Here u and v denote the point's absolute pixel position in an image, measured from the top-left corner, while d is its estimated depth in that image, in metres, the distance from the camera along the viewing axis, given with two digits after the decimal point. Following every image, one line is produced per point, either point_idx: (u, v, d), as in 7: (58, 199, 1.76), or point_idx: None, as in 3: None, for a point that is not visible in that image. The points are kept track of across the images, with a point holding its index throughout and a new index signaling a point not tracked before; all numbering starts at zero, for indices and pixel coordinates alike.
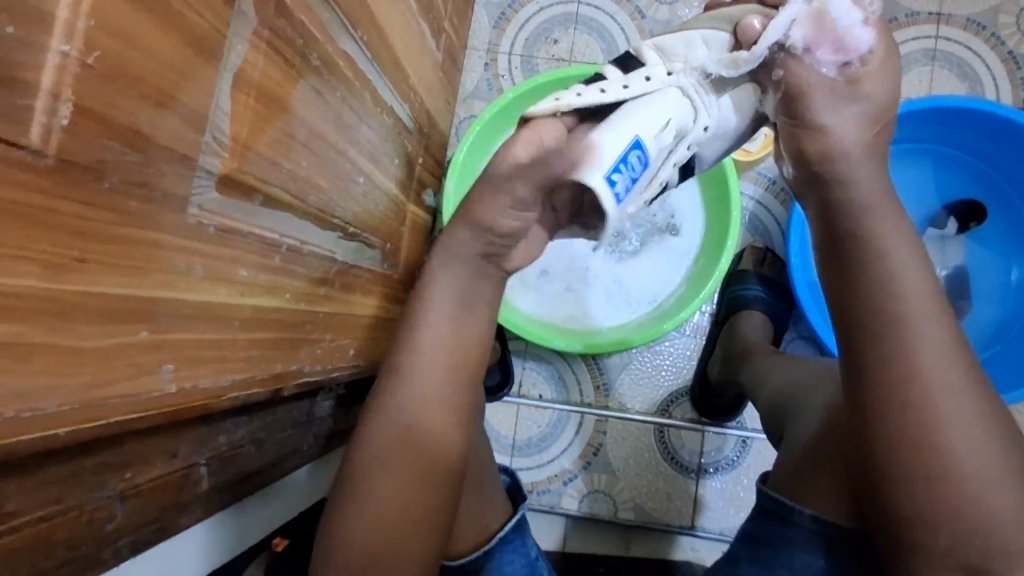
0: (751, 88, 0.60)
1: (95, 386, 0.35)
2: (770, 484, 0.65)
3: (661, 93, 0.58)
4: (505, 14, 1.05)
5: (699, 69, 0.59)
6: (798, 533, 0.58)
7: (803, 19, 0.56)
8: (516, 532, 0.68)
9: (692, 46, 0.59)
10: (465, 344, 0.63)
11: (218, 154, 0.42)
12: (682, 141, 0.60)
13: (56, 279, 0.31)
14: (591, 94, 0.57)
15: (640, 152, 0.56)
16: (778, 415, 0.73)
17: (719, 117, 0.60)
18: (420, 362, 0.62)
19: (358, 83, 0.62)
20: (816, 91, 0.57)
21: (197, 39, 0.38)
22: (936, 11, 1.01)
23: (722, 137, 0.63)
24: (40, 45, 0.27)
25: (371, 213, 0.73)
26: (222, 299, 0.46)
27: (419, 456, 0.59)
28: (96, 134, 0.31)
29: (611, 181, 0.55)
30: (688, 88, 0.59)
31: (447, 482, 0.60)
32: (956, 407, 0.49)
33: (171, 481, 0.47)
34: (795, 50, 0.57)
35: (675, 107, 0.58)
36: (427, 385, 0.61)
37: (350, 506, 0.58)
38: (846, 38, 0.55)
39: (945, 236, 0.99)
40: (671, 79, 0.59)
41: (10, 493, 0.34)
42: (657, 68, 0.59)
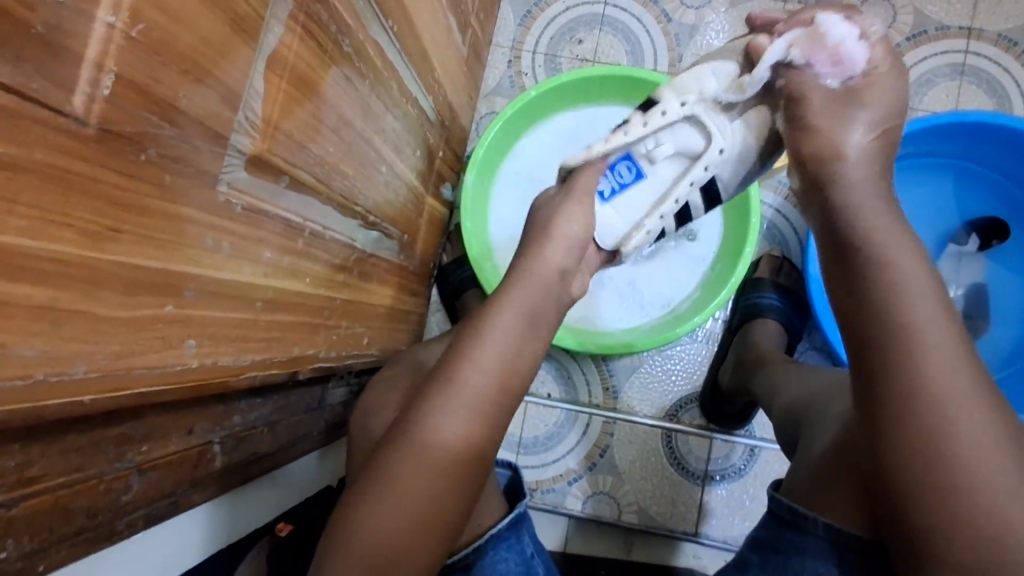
0: (762, 109, 0.63)
1: (122, 356, 0.35)
2: (783, 492, 0.64)
3: (671, 125, 0.64)
4: (531, 13, 1.05)
5: (712, 100, 0.63)
6: (810, 542, 0.58)
7: (799, 40, 0.58)
8: (511, 529, 0.68)
9: (704, 81, 0.63)
10: (517, 369, 0.60)
11: (249, 134, 0.42)
12: (694, 162, 0.67)
13: (92, 248, 0.31)
14: (616, 138, 0.65)
15: (629, 164, 0.68)
16: (792, 426, 0.73)
17: (733, 139, 0.65)
18: (474, 379, 0.58)
19: (386, 73, 0.63)
20: (814, 95, 0.57)
21: (237, 19, 0.38)
22: (967, 26, 1.00)
23: (739, 158, 0.67)
24: (88, 15, 0.28)
25: (391, 203, 0.73)
26: (247, 279, 0.46)
27: (440, 470, 0.56)
28: (137, 106, 0.32)
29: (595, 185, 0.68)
30: (703, 116, 0.64)
31: (460, 500, 0.57)
32: (976, 421, 0.48)
33: (188, 456, 0.48)
34: (794, 65, 0.58)
35: (683, 134, 0.65)
36: (455, 404, 0.57)
37: (356, 512, 0.56)
38: (842, 50, 0.56)
39: (966, 253, 0.98)
40: (686, 109, 0.63)
41: (33, 457, 0.34)
42: (669, 101, 0.63)
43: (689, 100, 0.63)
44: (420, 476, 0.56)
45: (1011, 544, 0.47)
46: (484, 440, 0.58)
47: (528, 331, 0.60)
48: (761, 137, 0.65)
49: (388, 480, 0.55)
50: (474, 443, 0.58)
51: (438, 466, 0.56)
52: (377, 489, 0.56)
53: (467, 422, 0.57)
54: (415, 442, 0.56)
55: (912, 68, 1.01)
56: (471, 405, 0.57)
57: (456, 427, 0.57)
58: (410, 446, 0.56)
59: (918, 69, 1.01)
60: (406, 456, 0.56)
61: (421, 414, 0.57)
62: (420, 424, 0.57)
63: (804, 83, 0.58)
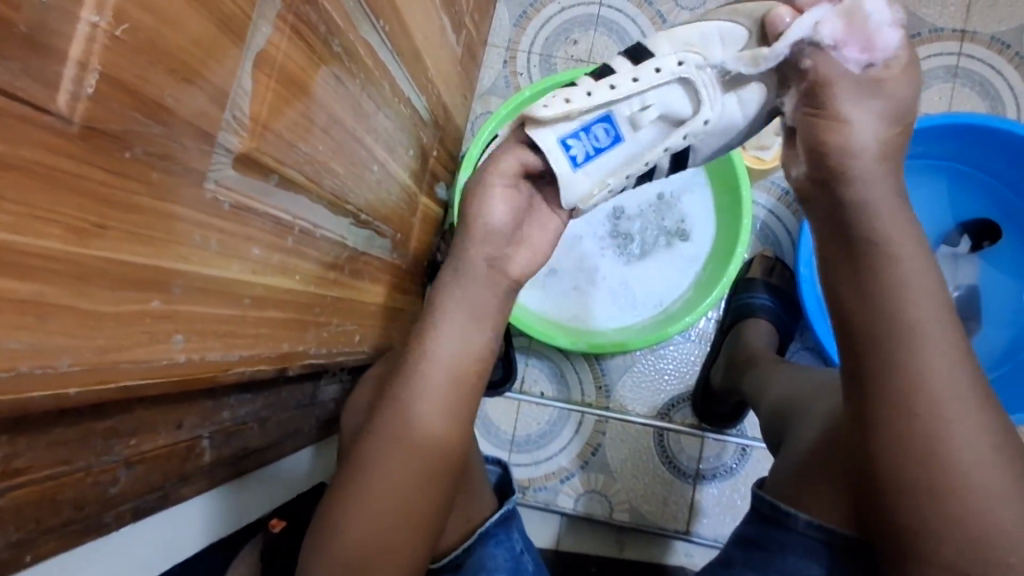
0: (762, 86, 0.61)
1: (108, 350, 0.36)
2: (767, 488, 0.65)
3: (663, 86, 0.61)
4: (526, 13, 1.06)
5: (716, 65, 0.60)
6: (795, 539, 0.58)
7: (831, 18, 0.54)
8: (500, 527, 0.68)
9: (709, 42, 0.60)
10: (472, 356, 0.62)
11: (237, 133, 0.43)
12: (677, 127, 0.63)
13: (79, 244, 0.32)
14: (600, 94, 0.60)
15: (606, 126, 0.61)
16: (779, 423, 0.73)
17: (722, 111, 0.62)
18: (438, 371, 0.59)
19: (377, 72, 0.63)
20: (840, 82, 0.55)
21: (224, 19, 0.39)
22: (961, 28, 1.01)
23: (724, 130, 0.64)
24: (73, 15, 0.28)
25: (383, 201, 0.74)
26: (235, 276, 0.47)
27: (418, 462, 0.57)
28: (122, 104, 0.32)
29: (565, 144, 0.61)
30: (698, 81, 0.60)
31: (435, 492, 0.58)
32: (956, 419, 0.49)
33: (176, 451, 0.48)
34: (825, 45, 0.55)
35: (670, 98, 0.61)
36: (430, 392, 0.59)
37: (339, 503, 0.57)
38: (880, 36, 0.54)
39: (956, 254, 0.98)
40: (682, 69, 0.60)
41: (20, 449, 0.35)
42: (667, 60, 0.60)
43: (688, 60, 0.60)
44: (395, 468, 0.57)
45: (990, 540, 0.47)
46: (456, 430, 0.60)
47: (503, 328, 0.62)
48: (742, 119, 0.63)
49: (361, 472, 0.57)
50: (446, 436, 0.59)
51: (411, 457, 0.57)
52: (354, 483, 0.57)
53: (438, 412, 0.59)
54: (387, 435, 0.57)
55: None
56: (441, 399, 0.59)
57: (429, 419, 0.58)
58: (382, 437, 0.58)
59: None
60: (380, 448, 0.57)
61: (391, 407, 0.59)
62: (392, 418, 0.58)
63: (830, 68, 0.55)
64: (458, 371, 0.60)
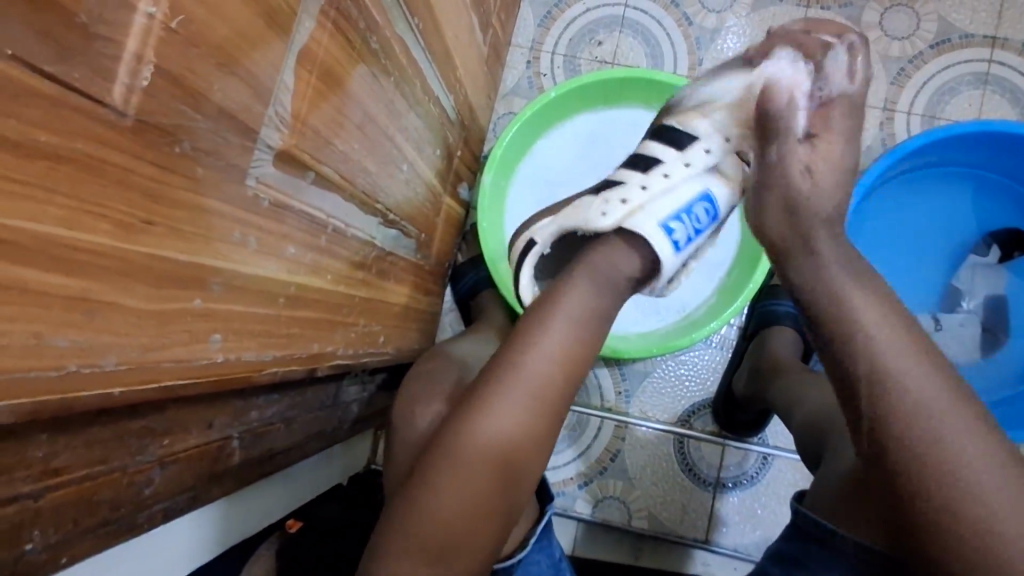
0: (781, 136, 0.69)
1: (150, 348, 0.35)
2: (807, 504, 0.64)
3: (716, 164, 0.69)
4: (551, 14, 1.05)
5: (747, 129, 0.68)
6: (829, 553, 0.57)
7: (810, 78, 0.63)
8: (544, 532, 0.68)
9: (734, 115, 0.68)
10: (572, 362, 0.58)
11: (278, 129, 0.42)
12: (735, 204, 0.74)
13: (126, 239, 0.31)
14: (663, 183, 0.67)
15: (703, 206, 0.68)
16: (815, 438, 0.72)
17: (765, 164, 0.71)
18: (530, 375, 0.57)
19: (410, 70, 0.62)
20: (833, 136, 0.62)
21: (270, 12, 0.38)
22: (992, 35, 0.99)
23: None
24: (130, 6, 0.28)
25: (411, 201, 0.73)
26: (271, 275, 0.46)
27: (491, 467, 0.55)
28: (173, 98, 0.32)
29: (667, 228, 0.65)
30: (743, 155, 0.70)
31: (506, 493, 0.57)
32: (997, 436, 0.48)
33: (208, 451, 0.48)
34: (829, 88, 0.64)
35: (734, 177, 0.69)
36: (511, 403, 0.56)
37: (396, 504, 0.56)
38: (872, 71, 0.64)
39: (986, 264, 0.96)
40: (728, 145, 0.68)
41: (59, 448, 0.34)
42: (710, 141, 0.68)
43: (730, 135, 0.68)
44: (467, 471, 0.54)
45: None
46: (533, 433, 0.57)
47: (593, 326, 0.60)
48: None
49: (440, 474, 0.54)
50: (521, 440, 0.56)
51: (483, 461, 0.55)
52: (425, 486, 0.55)
53: (517, 418, 0.56)
54: (458, 436, 0.55)
55: (935, 76, 1.00)
56: (521, 402, 0.56)
57: (505, 422, 0.55)
58: (454, 439, 0.55)
59: (941, 76, 1.00)
60: (443, 457, 0.55)
61: (469, 408, 0.56)
62: (466, 418, 0.55)
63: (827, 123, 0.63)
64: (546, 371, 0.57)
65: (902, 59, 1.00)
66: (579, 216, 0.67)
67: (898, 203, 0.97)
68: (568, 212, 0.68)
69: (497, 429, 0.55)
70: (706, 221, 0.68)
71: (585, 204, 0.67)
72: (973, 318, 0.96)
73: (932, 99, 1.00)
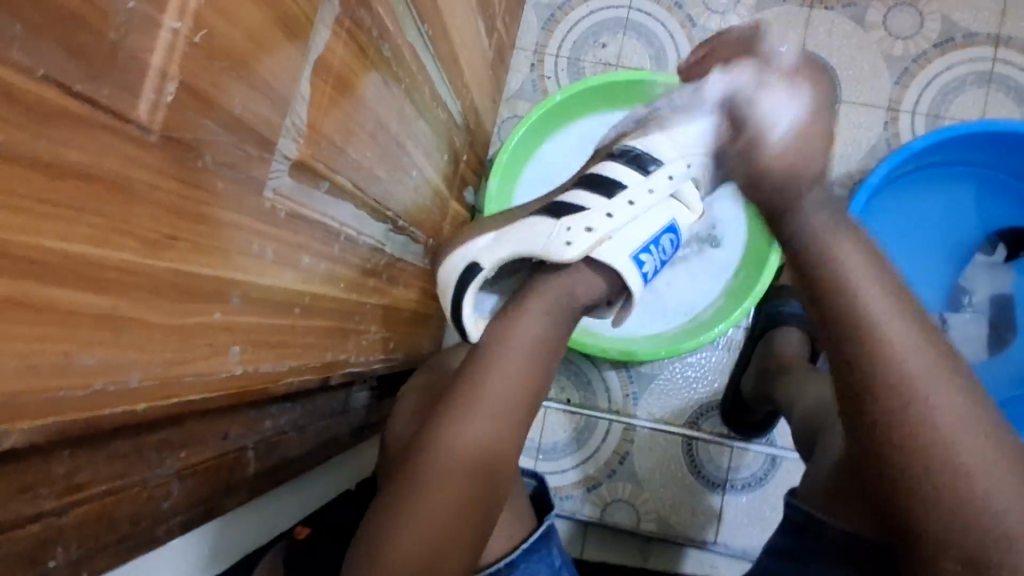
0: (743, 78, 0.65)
1: (174, 363, 0.35)
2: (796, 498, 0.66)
3: (677, 189, 0.71)
4: (554, 16, 1.05)
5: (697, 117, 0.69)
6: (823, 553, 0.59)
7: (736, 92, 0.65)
8: (541, 541, 0.68)
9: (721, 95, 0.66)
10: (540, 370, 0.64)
11: (295, 140, 0.42)
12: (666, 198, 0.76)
13: (151, 255, 0.31)
14: (624, 209, 0.68)
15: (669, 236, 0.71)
16: (809, 435, 0.73)
17: (700, 172, 0.72)
18: (505, 386, 0.62)
19: (419, 76, 0.62)
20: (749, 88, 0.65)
21: (288, 23, 0.38)
22: (995, 34, 1.00)
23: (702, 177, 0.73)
24: (155, 22, 0.28)
25: (419, 206, 0.73)
26: (287, 284, 0.46)
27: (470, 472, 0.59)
28: (197, 112, 0.31)
29: (637, 259, 0.68)
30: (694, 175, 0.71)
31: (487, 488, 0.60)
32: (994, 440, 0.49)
33: (224, 463, 0.47)
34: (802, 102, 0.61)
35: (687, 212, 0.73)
36: (486, 415, 0.60)
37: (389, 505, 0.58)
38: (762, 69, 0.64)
39: (991, 263, 0.97)
40: (682, 174, 0.71)
41: (80, 465, 0.34)
42: (675, 166, 0.70)
43: (686, 166, 0.71)
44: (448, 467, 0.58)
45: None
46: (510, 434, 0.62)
47: (557, 324, 0.65)
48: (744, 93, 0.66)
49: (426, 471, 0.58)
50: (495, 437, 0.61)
51: (461, 466, 0.59)
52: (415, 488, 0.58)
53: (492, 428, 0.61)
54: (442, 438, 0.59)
55: (940, 75, 1.00)
56: (490, 402, 0.61)
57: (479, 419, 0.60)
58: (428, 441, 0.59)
59: (946, 76, 1.00)
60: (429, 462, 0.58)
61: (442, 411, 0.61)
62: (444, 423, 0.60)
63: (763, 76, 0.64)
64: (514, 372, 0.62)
65: (906, 59, 1.00)
66: (535, 241, 0.67)
67: (904, 201, 0.97)
68: (524, 239, 0.68)
69: (472, 425, 0.60)
70: (659, 255, 0.71)
71: (546, 228, 0.67)
72: (979, 317, 0.96)
73: (937, 98, 1.00)
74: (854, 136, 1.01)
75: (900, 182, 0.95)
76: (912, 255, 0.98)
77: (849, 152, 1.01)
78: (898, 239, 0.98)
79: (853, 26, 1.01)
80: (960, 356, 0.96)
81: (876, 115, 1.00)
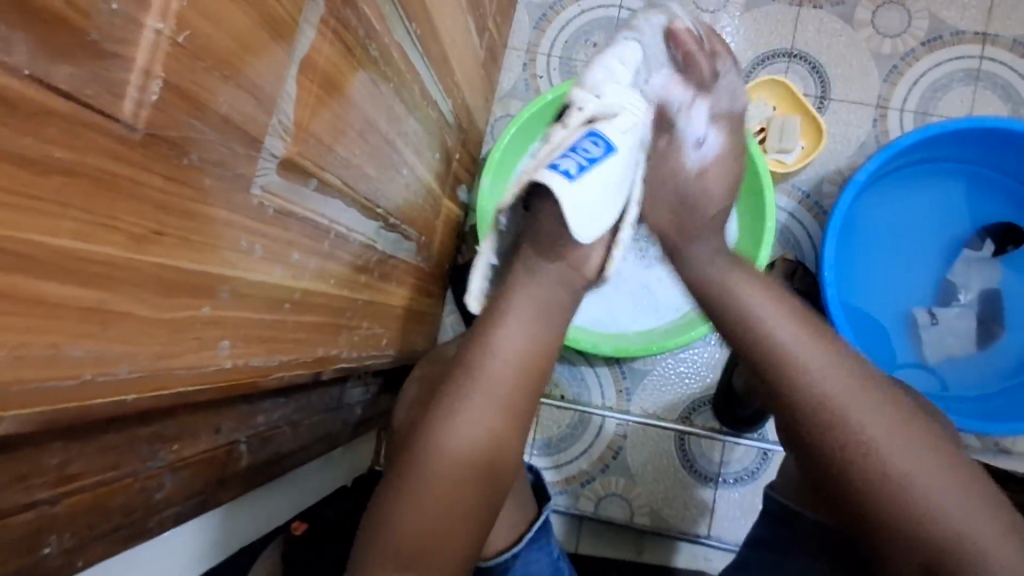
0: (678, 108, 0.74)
1: (163, 356, 0.36)
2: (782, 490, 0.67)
3: (598, 110, 0.69)
4: (546, 16, 1.06)
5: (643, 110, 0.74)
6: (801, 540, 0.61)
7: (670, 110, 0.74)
8: (541, 532, 0.69)
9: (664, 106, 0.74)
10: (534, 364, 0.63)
11: (282, 138, 0.43)
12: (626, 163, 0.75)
13: (138, 250, 0.32)
14: (542, 148, 0.68)
15: (591, 140, 0.66)
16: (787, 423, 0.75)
17: (622, 93, 0.70)
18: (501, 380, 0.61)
19: (408, 75, 0.63)
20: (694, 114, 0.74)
21: (272, 24, 0.38)
22: (983, 31, 1.00)
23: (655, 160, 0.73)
24: (139, 23, 0.28)
25: (411, 204, 0.74)
26: (277, 280, 0.47)
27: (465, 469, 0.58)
28: (182, 110, 0.32)
29: (554, 167, 0.64)
30: (615, 96, 0.70)
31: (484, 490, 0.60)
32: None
33: (216, 456, 0.48)
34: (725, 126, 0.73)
35: (630, 122, 0.69)
36: (484, 411, 0.59)
37: (386, 502, 0.57)
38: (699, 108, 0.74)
39: (980, 258, 0.97)
40: (597, 98, 0.69)
41: (73, 455, 0.35)
42: (583, 98, 0.70)
43: (602, 91, 0.70)
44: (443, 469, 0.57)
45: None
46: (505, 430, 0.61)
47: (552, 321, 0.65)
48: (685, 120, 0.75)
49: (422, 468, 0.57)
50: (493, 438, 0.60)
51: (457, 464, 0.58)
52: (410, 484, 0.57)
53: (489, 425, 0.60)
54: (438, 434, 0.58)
55: (929, 72, 1.01)
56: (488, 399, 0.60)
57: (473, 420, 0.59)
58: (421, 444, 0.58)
59: (934, 73, 1.01)
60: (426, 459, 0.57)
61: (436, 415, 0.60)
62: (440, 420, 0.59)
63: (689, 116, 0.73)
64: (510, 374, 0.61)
65: (895, 56, 1.01)
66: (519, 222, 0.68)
67: (892, 198, 0.98)
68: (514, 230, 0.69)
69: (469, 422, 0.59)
70: (589, 158, 0.65)
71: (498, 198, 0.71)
72: (968, 312, 0.97)
73: (926, 95, 1.01)
74: (844, 133, 1.02)
75: (888, 178, 0.96)
76: (900, 252, 0.99)
77: (838, 149, 1.01)
78: (886, 235, 0.99)
79: (842, 24, 1.02)
80: (950, 351, 0.97)
81: (866, 111, 1.01)
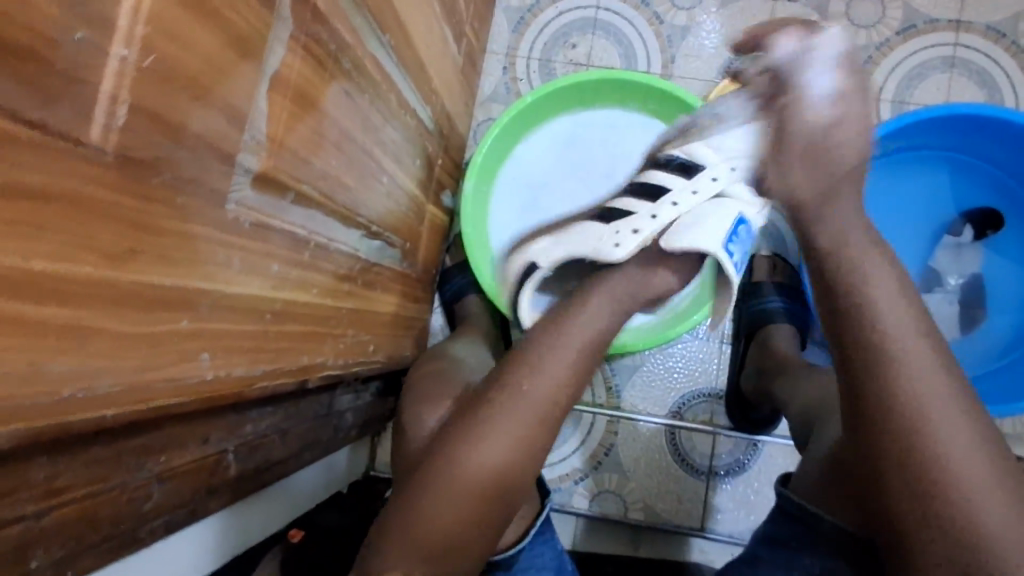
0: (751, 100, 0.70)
1: (142, 370, 0.37)
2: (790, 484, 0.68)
3: (724, 190, 0.70)
4: (524, 19, 1.07)
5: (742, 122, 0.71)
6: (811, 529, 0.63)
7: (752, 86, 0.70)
8: (545, 525, 0.71)
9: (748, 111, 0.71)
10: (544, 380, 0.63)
11: (255, 153, 0.44)
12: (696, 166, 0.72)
13: (113, 269, 0.33)
14: (665, 214, 0.70)
15: (743, 225, 0.70)
16: (807, 426, 0.76)
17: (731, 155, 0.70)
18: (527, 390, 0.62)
19: (384, 85, 0.64)
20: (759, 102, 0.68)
21: (240, 43, 0.39)
22: (956, 19, 1.02)
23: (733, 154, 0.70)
24: (104, 50, 0.30)
25: (393, 212, 0.75)
26: (257, 292, 0.48)
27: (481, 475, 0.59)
28: (151, 132, 0.33)
29: (727, 251, 0.68)
30: (706, 172, 0.70)
31: (498, 501, 0.61)
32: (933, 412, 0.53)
33: (204, 465, 0.49)
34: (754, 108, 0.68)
35: (745, 201, 0.70)
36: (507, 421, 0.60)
37: (400, 503, 0.60)
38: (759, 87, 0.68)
39: (960, 243, 0.99)
40: (717, 185, 0.70)
41: (60, 469, 0.36)
42: (719, 170, 0.70)
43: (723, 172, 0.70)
44: (451, 484, 0.59)
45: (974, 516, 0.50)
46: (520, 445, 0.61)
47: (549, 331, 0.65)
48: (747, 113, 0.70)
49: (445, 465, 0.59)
50: (503, 457, 0.60)
51: (476, 468, 0.59)
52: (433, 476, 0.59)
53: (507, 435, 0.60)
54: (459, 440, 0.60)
55: (903, 62, 1.02)
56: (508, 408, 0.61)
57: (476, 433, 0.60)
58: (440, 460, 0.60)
59: (909, 62, 1.02)
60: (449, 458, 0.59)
61: (450, 433, 0.61)
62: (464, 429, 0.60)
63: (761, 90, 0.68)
64: (523, 386, 0.62)
65: (870, 46, 1.02)
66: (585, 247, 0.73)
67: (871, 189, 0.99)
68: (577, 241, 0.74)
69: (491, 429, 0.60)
70: (739, 243, 0.70)
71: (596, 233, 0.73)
72: (950, 298, 0.99)
73: (901, 85, 1.02)
74: None
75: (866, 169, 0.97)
76: None
77: None
78: (866, 225, 1.00)
79: (817, 17, 1.03)
80: None
81: None
